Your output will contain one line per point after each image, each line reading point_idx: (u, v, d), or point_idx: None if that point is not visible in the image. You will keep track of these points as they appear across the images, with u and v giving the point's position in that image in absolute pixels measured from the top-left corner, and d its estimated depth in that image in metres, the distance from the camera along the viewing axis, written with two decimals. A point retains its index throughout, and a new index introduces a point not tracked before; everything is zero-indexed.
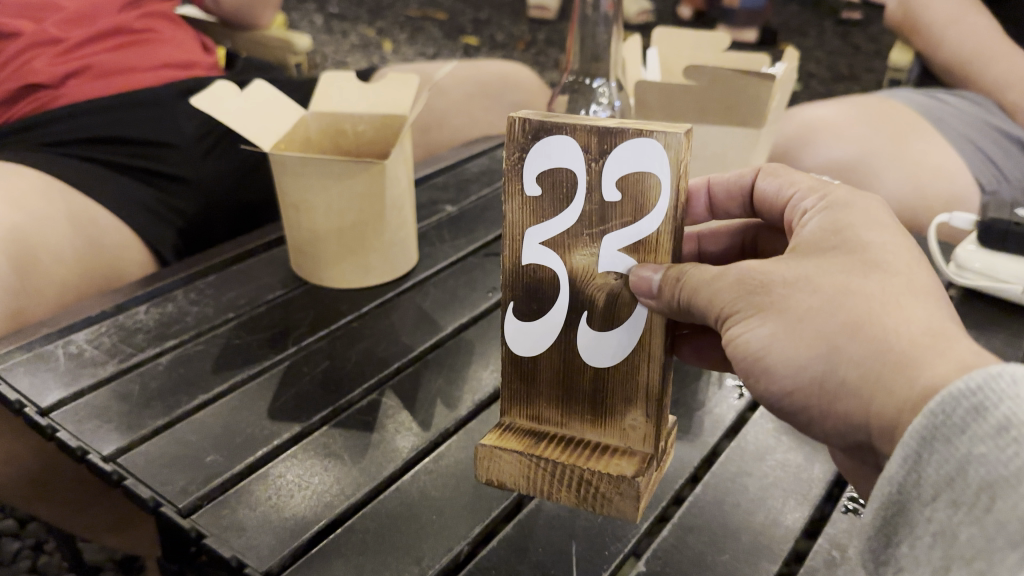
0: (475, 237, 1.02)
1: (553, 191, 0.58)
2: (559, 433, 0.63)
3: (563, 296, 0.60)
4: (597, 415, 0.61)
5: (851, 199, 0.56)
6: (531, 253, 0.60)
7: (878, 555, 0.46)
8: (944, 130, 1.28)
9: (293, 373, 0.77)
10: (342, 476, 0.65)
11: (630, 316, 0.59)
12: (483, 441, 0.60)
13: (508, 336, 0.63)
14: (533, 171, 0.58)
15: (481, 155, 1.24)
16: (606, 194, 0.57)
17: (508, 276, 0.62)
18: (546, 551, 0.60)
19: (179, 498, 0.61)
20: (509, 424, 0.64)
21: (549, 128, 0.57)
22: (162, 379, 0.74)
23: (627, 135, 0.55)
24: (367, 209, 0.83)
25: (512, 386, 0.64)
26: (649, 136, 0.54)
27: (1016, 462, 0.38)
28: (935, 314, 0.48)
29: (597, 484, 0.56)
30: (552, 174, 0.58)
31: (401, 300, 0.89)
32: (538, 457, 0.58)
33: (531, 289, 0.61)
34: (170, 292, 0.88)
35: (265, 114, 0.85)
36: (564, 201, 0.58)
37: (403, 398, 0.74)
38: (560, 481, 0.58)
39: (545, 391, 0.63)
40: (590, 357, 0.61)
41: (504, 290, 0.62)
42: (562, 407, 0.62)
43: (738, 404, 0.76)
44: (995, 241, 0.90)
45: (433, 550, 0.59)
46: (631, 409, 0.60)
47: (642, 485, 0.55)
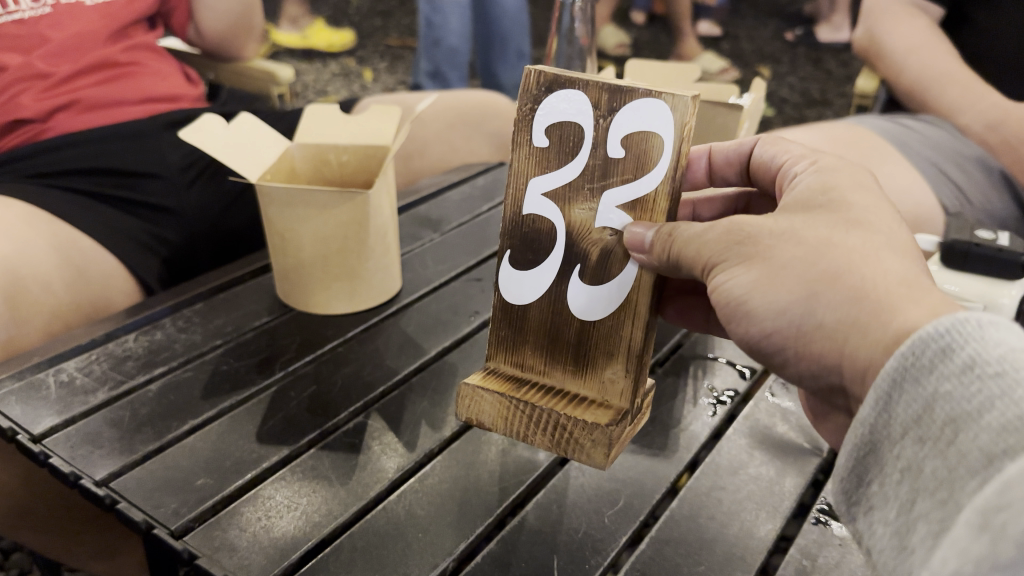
0: (456, 264, 1.04)
1: (560, 144, 0.62)
2: (540, 381, 0.67)
3: (558, 249, 0.64)
4: (578, 367, 0.65)
5: (837, 162, 0.58)
6: (531, 203, 0.64)
7: (851, 497, 0.48)
8: (911, 155, 1.31)
9: (280, 398, 0.78)
10: (330, 497, 0.67)
11: (618, 273, 0.62)
12: (467, 381, 0.64)
13: (501, 282, 0.67)
14: (542, 124, 0.62)
15: (461, 183, 1.27)
16: (610, 151, 0.61)
17: (508, 223, 0.66)
18: (528, 566, 0.62)
19: (172, 520, 0.63)
20: (492, 369, 0.68)
21: (562, 82, 0.61)
22: (152, 405, 0.76)
23: (635, 94, 0.59)
24: (350, 236, 0.86)
25: (500, 332, 0.68)
26: (657, 98, 0.58)
27: (979, 397, 0.40)
28: (909, 266, 0.51)
29: (573, 429, 0.60)
30: (561, 128, 0.62)
31: (386, 325, 0.91)
32: (516, 399, 0.62)
33: (528, 238, 0.65)
34: (159, 320, 0.90)
35: (251, 144, 0.88)
36: (568, 155, 0.62)
37: (388, 420, 0.77)
38: (536, 424, 0.62)
39: (531, 339, 0.67)
40: (580, 311, 0.64)
41: (501, 238, 0.66)
42: (546, 357, 0.66)
43: (712, 421, 0.79)
44: (957, 261, 0.93)
45: (419, 566, 0.61)
46: (612, 364, 0.64)
47: (614, 435, 0.59)
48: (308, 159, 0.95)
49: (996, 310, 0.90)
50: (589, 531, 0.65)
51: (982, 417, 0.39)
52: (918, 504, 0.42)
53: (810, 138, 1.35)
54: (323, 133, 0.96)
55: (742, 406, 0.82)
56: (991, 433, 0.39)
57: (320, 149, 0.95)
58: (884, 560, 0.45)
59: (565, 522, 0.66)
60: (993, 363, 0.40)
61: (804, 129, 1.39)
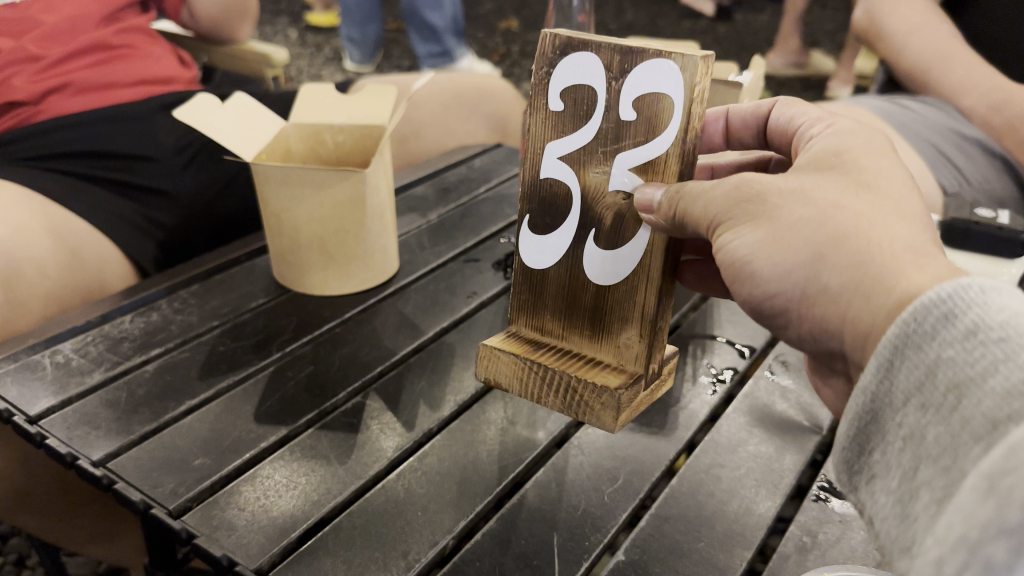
0: (455, 245, 1.04)
1: (575, 106, 0.62)
2: (559, 345, 0.68)
3: (574, 213, 0.64)
4: (595, 332, 0.66)
5: (855, 125, 0.58)
6: (549, 167, 0.64)
7: (853, 467, 0.48)
8: (909, 135, 1.32)
9: (278, 378, 0.78)
10: (328, 476, 0.67)
11: (631, 237, 0.62)
12: (486, 342, 0.65)
13: (521, 245, 0.68)
14: (557, 86, 0.62)
15: (458, 165, 1.27)
16: (622, 113, 0.60)
17: (528, 186, 0.66)
18: (529, 543, 0.62)
19: (170, 500, 0.63)
20: (515, 333, 0.70)
21: (577, 44, 0.60)
22: (148, 386, 0.76)
23: (646, 54, 0.58)
24: (347, 217, 0.85)
25: (522, 298, 0.69)
26: (666, 57, 0.57)
27: (982, 361, 0.40)
28: (919, 233, 0.50)
29: (582, 392, 0.61)
30: (576, 91, 0.61)
31: (383, 306, 0.90)
32: (529, 361, 0.63)
33: (546, 201, 0.66)
34: (155, 301, 0.89)
35: (246, 126, 0.87)
36: (583, 118, 0.62)
37: (387, 400, 0.76)
38: (548, 386, 0.63)
39: (550, 303, 0.68)
40: (595, 274, 0.64)
41: (522, 201, 0.67)
42: (564, 321, 0.67)
43: (711, 400, 0.78)
44: (957, 241, 0.92)
45: (419, 544, 0.61)
46: (627, 328, 0.64)
47: (622, 397, 0.59)
48: (303, 139, 0.95)
49: None
50: (587, 509, 0.65)
51: (984, 382, 0.39)
52: (920, 472, 0.42)
53: None
54: (318, 110, 0.94)
55: (742, 384, 0.81)
56: (995, 398, 0.38)
57: (316, 129, 0.94)
58: (888, 531, 0.44)
59: (564, 499, 0.66)
60: (995, 328, 0.40)
61: None
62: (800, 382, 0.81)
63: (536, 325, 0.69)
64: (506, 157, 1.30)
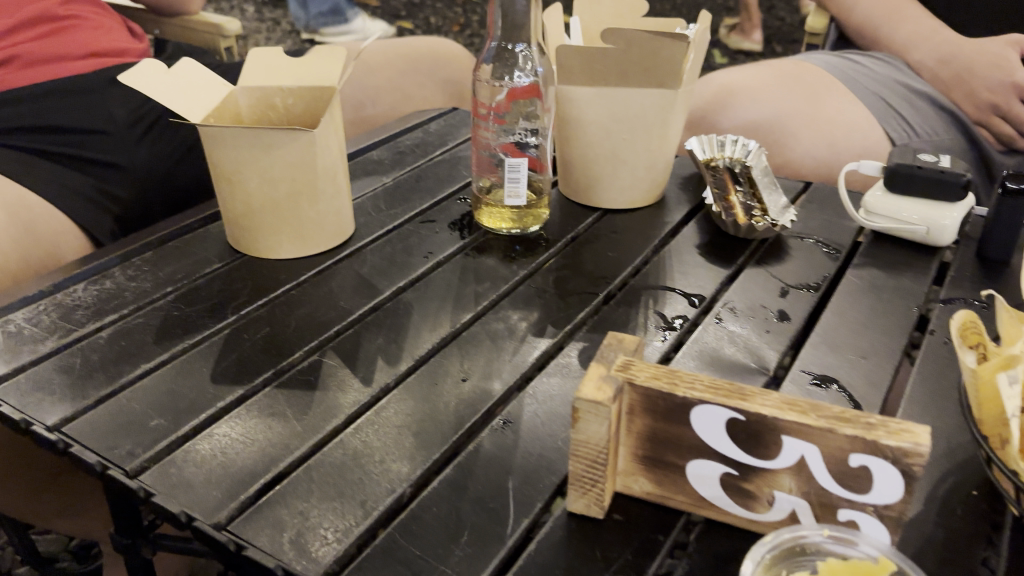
0: (411, 206, 1.04)
1: (756, 437, 0.54)
2: (631, 432, 0.59)
3: (728, 445, 0.56)
4: (643, 458, 0.60)
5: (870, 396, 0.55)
6: (714, 418, 0.55)
7: None
8: (856, 88, 1.46)
9: (233, 340, 0.78)
10: (285, 431, 0.67)
11: (778, 455, 0.54)
12: (625, 377, 0.57)
13: (705, 404, 0.55)
14: (735, 420, 0.54)
15: (414, 128, 1.27)
16: (805, 463, 0.54)
17: (657, 404, 0.57)
18: (485, 488, 0.63)
19: (127, 461, 0.63)
20: (634, 382, 0.57)
21: (787, 428, 0.53)
22: (103, 351, 0.76)
23: (860, 486, 0.53)
24: (298, 178, 0.86)
25: (657, 384, 0.56)
26: (893, 469, 0.51)
27: None
28: None
29: (584, 486, 0.59)
30: (753, 435, 0.54)
31: (340, 268, 0.91)
32: (604, 451, 0.57)
33: (678, 408, 0.56)
34: (109, 269, 0.89)
35: (193, 90, 0.87)
36: (767, 438, 0.54)
37: (344, 357, 0.77)
38: (576, 467, 0.58)
39: (664, 407, 0.57)
40: (695, 464, 0.58)
41: (662, 387, 0.56)
42: (655, 420, 0.58)
43: (663, 346, 0.79)
44: (901, 185, 0.97)
45: (376, 494, 0.62)
46: (648, 484, 0.60)
47: (592, 512, 0.60)
48: (253, 104, 0.95)
49: (940, 232, 0.95)
50: (542, 453, 0.67)
51: None
52: None
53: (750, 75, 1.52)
54: (267, 74, 0.94)
55: (693, 330, 0.83)
56: None
57: (265, 93, 0.94)
58: None
59: (520, 447, 0.67)
60: None
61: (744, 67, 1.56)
62: (746, 328, 0.82)
63: (595, 460, 0.57)
64: (462, 120, 1.30)
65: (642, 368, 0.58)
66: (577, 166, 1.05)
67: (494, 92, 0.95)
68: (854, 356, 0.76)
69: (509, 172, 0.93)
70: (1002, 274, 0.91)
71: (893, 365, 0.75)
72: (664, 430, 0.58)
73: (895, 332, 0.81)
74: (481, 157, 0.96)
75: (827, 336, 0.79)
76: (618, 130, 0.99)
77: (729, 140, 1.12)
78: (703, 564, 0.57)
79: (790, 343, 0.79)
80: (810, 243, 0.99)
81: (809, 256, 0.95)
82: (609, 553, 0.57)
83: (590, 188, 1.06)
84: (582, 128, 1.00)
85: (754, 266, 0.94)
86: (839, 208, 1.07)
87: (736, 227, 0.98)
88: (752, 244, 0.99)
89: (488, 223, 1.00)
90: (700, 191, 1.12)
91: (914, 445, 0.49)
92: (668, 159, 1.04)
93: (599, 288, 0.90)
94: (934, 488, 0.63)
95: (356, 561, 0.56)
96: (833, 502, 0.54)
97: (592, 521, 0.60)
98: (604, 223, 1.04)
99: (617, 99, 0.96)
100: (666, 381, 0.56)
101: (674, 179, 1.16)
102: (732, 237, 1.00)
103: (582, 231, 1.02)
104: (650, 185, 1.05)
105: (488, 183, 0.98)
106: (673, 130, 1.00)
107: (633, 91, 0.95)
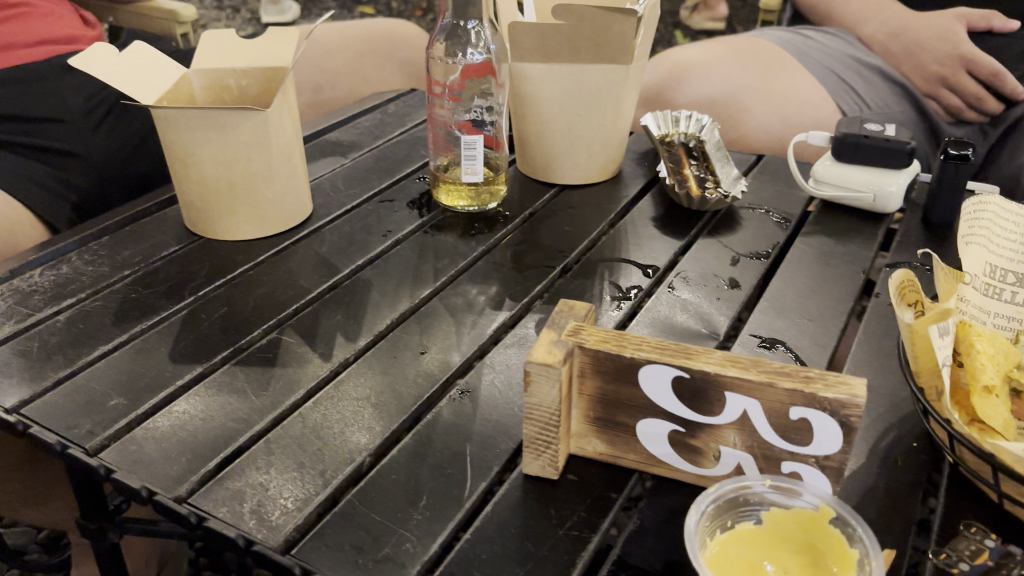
0: (369, 186, 1.05)
1: (700, 394, 0.56)
2: (583, 394, 0.60)
3: (675, 403, 0.57)
4: (594, 420, 0.61)
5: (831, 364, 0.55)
6: (660, 377, 0.57)
7: None
8: (808, 63, 1.54)
9: (192, 320, 0.79)
10: (245, 406, 0.68)
11: (722, 411, 0.56)
12: (576, 341, 0.58)
13: (651, 365, 0.56)
14: (679, 378, 0.56)
15: (372, 110, 1.27)
16: (749, 417, 0.55)
17: (606, 365, 0.58)
18: (443, 454, 0.64)
19: (86, 439, 0.63)
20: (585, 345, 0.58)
21: (730, 385, 0.54)
22: (61, 334, 0.76)
23: (802, 438, 0.55)
24: (253, 158, 0.86)
25: (606, 346, 0.58)
26: (833, 420, 0.53)
27: None
28: None
29: (538, 448, 0.60)
30: (698, 393, 0.56)
31: (299, 248, 0.92)
32: (557, 414, 0.58)
33: (625, 368, 0.58)
34: (65, 255, 0.89)
35: (145, 73, 0.87)
36: (711, 395, 0.56)
37: (303, 334, 0.78)
38: (530, 430, 0.60)
39: (612, 368, 0.58)
40: (645, 423, 0.60)
41: (606, 349, 0.58)
42: (605, 382, 0.59)
43: (618, 315, 0.81)
44: (848, 155, 1.00)
45: (336, 463, 0.63)
46: (600, 444, 0.62)
47: (546, 473, 0.61)
48: (207, 88, 0.95)
49: (886, 199, 0.98)
50: (499, 420, 0.68)
51: None
52: None
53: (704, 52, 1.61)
54: (220, 56, 0.94)
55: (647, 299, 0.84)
56: None
57: (219, 75, 0.94)
58: None
59: (478, 415, 0.69)
60: None
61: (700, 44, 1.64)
62: (698, 295, 0.84)
63: (548, 421, 0.58)
64: (420, 101, 1.31)
65: (590, 332, 0.59)
66: (533, 143, 1.06)
67: (448, 70, 0.97)
68: (802, 319, 0.79)
69: (466, 149, 0.94)
70: (945, 238, 0.94)
71: (839, 326, 0.78)
72: (614, 392, 0.59)
73: (842, 296, 0.83)
74: (437, 135, 0.97)
75: (776, 301, 0.82)
76: (572, 105, 1.00)
77: (682, 116, 1.14)
78: (654, 519, 0.58)
79: (740, 308, 0.82)
80: (761, 213, 1.01)
81: (761, 226, 0.98)
82: (564, 512, 0.59)
83: (546, 165, 1.07)
84: (537, 103, 1.01)
85: (706, 237, 0.96)
86: (790, 180, 1.10)
87: (689, 199, 0.99)
88: (704, 216, 1.01)
89: (445, 201, 1.01)
90: (655, 165, 1.14)
91: (850, 396, 0.51)
92: (622, 135, 1.06)
93: (556, 262, 0.91)
94: (877, 441, 0.65)
95: (316, 527, 0.57)
96: (777, 455, 0.56)
97: (547, 483, 0.61)
98: (560, 199, 1.05)
99: (570, 75, 0.97)
100: (614, 344, 0.58)
101: (629, 155, 1.18)
102: (686, 209, 1.02)
103: (540, 207, 1.03)
104: (605, 160, 1.07)
105: (446, 160, 0.99)
106: (626, 105, 1.02)
107: (585, 66, 0.97)
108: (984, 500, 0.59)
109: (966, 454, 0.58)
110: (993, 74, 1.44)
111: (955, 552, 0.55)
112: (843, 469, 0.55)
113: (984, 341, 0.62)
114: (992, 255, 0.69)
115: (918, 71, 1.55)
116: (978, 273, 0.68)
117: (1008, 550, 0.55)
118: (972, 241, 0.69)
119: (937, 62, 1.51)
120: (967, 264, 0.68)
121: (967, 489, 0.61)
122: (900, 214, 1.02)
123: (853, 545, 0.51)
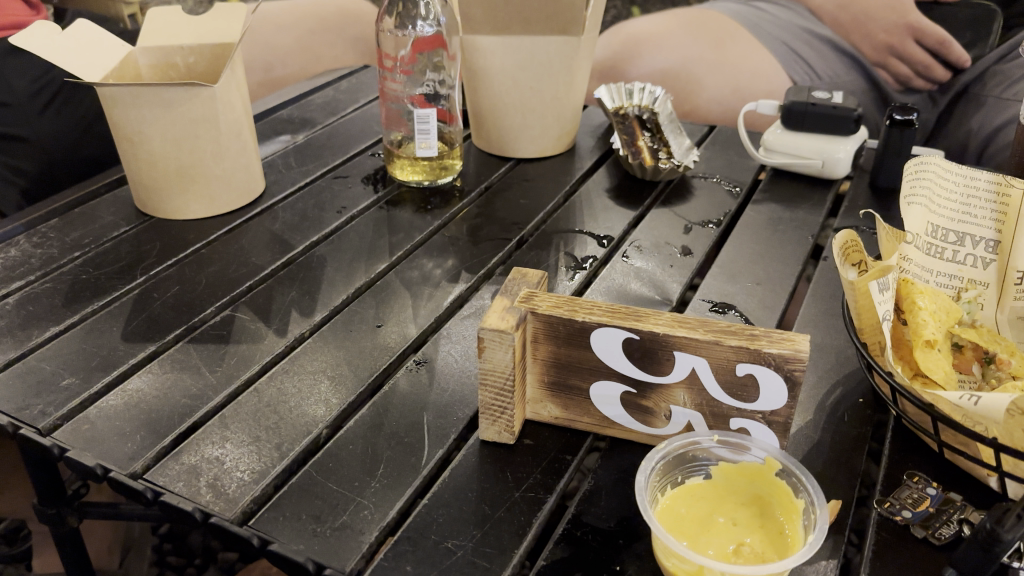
0: (323, 163, 1.05)
1: (649, 356, 0.57)
2: (537, 359, 0.61)
3: (628, 366, 0.58)
4: (549, 385, 0.62)
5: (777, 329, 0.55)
6: (612, 341, 0.57)
7: None
8: (759, 34, 1.59)
9: (144, 300, 0.78)
10: (200, 381, 0.68)
11: (671, 370, 0.57)
12: (529, 307, 0.59)
13: (603, 329, 0.57)
14: (628, 341, 0.57)
15: (325, 87, 1.26)
16: (699, 377, 0.56)
17: (557, 331, 0.59)
18: (400, 423, 0.64)
19: (39, 420, 0.63)
20: (537, 311, 0.59)
21: (680, 345, 0.55)
22: (10, 317, 0.75)
23: (751, 396, 0.56)
24: (202, 134, 0.86)
25: (559, 311, 0.59)
26: (779, 377, 0.54)
27: None
28: None
29: (493, 414, 0.61)
30: (649, 354, 0.57)
31: (251, 226, 0.91)
32: (512, 380, 0.59)
33: (576, 333, 0.59)
34: (13, 238, 0.87)
35: (87, 50, 0.85)
36: (663, 357, 0.57)
37: (257, 311, 0.78)
38: (485, 398, 0.60)
39: (563, 333, 0.59)
40: (598, 387, 0.60)
41: (554, 315, 0.58)
42: (557, 347, 0.60)
43: (573, 284, 0.81)
44: (796, 123, 1.02)
45: (293, 436, 0.63)
46: (554, 407, 0.63)
47: (504, 437, 0.62)
48: (154, 66, 0.94)
49: (834, 165, 1.00)
50: (456, 389, 0.68)
51: None
52: None
53: (658, 27, 1.67)
54: (166, 33, 0.93)
55: (601, 269, 0.85)
56: None
57: (166, 52, 0.94)
58: None
59: (435, 384, 0.69)
60: None
61: (653, 19, 1.70)
62: (651, 263, 0.85)
63: (503, 387, 0.59)
64: (373, 77, 1.30)
65: (541, 297, 0.60)
66: (487, 117, 1.06)
67: (398, 44, 0.96)
68: (752, 283, 0.80)
69: (419, 124, 0.94)
70: (892, 203, 0.96)
71: (788, 289, 0.79)
72: (567, 355, 0.60)
73: (792, 260, 0.85)
74: (390, 110, 0.97)
75: (727, 267, 0.83)
76: (524, 78, 1.00)
77: (636, 88, 1.11)
78: (608, 479, 0.60)
79: (692, 274, 0.83)
80: (713, 182, 1.03)
81: (713, 195, 0.99)
82: (520, 474, 0.60)
83: (499, 138, 1.07)
84: (490, 77, 1.01)
85: (660, 207, 0.97)
86: (741, 149, 1.11)
87: (643, 169, 1.01)
88: (658, 186, 1.02)
89: (399, 175, 1.01)
90: (609, 138, 1.14)
91: (793, 350, 0.53)
92: (575, 107, 1.07)
93: (512, 234, 0.92)
94: (824, 398, 0.67)
95: (273, 500, 0.57)
96: (725, 412, 0.58)
97: (503, 447, 0.62)
98: (515, 172, 1.06)
99: (521, 48, 0.98)
100: (564, 310, 0.59)
101: (584, 128, 1.19)
102: (639, 180, 1.03)
103: (495, 181, 1.04)
104: (559, 133, 1.07)
105: (400, 136, 0.99)
106: (577, 78, 1.03)
107: (535, 39, 0.97)
108: (926, 450, 0.61)
109: (909, 406, 0.59)
110: (941, 43, 1.47)
111: (899, 500, 0.57)
112: (789, 423, 0.56)
113: (925, 298, 0.63)
114: (935, 215, 0.69)
115: (867, 40, 1.59)
116: (921, 233, 0.68)
117: (949, 496, 0.56)
118: (915, 201, 0.68)
119: (885, 31, 1.54)
120: (910, 224, 0.68)
121: (910, 441, 0.62)
122: (849, 180, 1.05)
123: (798, 494, 0.52)
